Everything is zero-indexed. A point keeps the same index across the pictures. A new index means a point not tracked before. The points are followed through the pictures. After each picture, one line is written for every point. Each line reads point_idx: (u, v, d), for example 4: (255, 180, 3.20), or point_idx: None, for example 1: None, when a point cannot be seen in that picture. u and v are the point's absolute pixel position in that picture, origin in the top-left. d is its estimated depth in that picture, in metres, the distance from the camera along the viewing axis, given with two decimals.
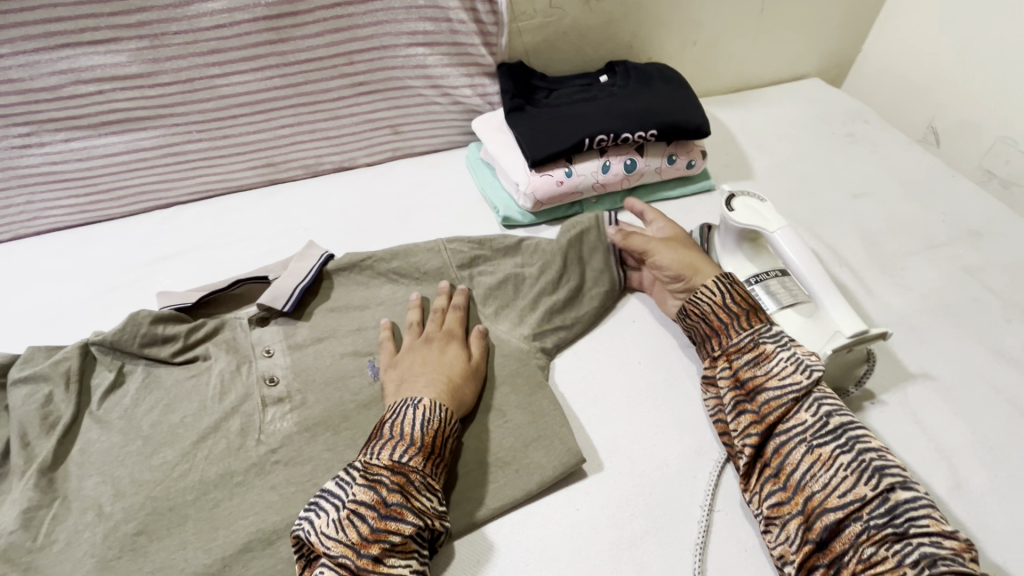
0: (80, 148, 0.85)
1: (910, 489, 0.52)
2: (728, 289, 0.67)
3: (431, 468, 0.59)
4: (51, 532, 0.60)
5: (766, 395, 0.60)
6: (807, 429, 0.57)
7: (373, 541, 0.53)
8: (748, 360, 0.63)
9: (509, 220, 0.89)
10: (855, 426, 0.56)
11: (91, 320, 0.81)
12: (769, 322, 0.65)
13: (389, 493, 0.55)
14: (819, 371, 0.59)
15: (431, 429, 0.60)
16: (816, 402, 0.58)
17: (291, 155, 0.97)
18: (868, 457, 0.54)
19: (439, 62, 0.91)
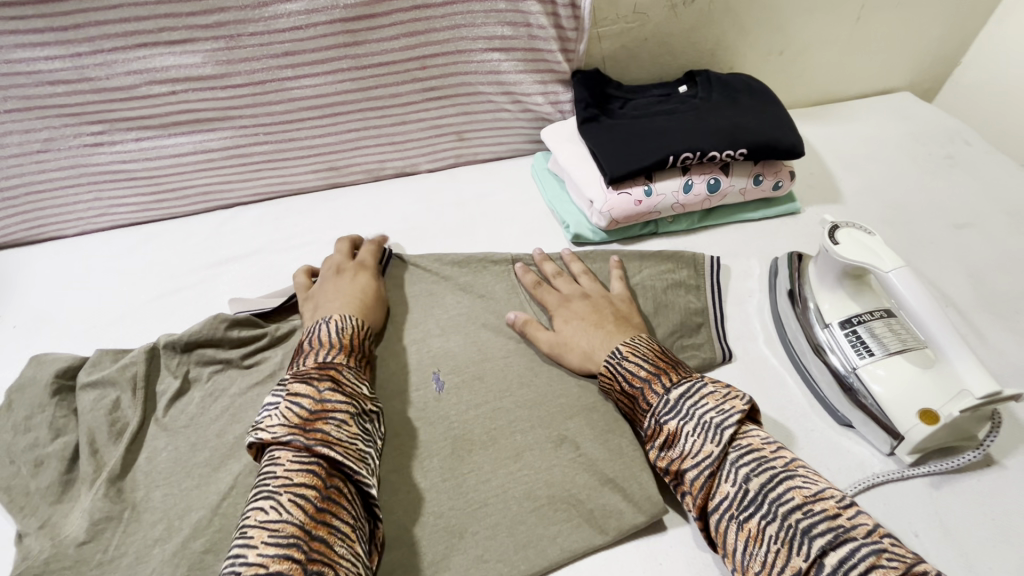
0: (150, 148, 0.85)
1: (845, 544, 0.45)
2: (619, 370, 0.63)
3: (355, 363, 0.62)
4: (119, 546, 0.59)
5: (688, 476, 0.55)
6: (733, 502, 0.52)
7: (316, 418, 0.52)
8: (660, 447, 0.58)
9: (579, 237, 0.85)
10: (773, 486, 0.50)
11: (154, 322, 0.81)
12: (665, 394, 0.59)
13: (320, 382, 0.55)
14: (725, 429, 0.54)
15: (347, 335, 0.63)
16: (733, 467, 0.53)
17: (354, 160, 0.95)
18: (794, 520, 0.48)
19: (514, 68, 0.87)
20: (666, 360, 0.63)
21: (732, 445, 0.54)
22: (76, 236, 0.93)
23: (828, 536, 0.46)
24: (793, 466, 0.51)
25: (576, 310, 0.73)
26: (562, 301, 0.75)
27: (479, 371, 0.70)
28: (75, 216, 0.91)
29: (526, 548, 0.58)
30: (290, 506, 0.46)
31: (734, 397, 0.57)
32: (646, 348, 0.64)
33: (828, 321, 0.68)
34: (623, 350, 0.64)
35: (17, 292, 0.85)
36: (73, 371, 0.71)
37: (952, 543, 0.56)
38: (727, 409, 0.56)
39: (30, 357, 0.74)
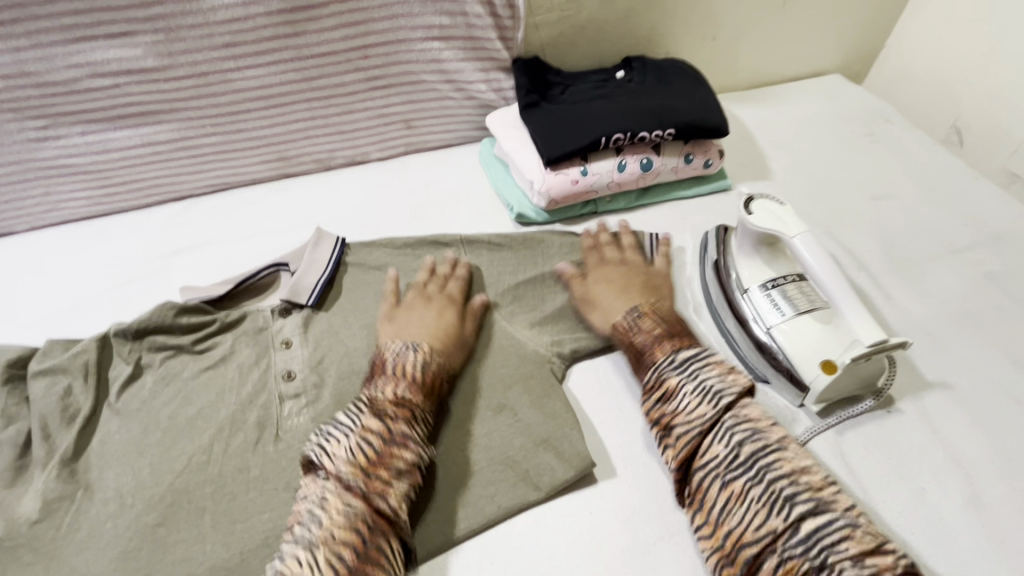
0: (95, 142, 0.86)
1: (824, 513, 0.51)
2: (635, 322, 0.71)
3: (428, 405, 0.64)
4: (73, 523, 0.61)
5: (677, 430, 0.60)
6: (722, 463, 0.57)
7: (379, 463, 0.56)
8: (657, 400, 0.63)
9: (523, 218, 0.89)
10: (764, 456, 0.55)
11: (105, 313, 0.82)
12: (671, 354, 0.66)
13: (394, 424, 0.59)
14: (726, 398, 0.59)
15: (431, 370, 0.66)
16: (728, 432, 0.58)
17: (304, 149, 0.97)
18: (778, 487, 0.53)
19: (455, 56, 0.90)
20: (680, 328, 0.70)
21: (728, 413, 0.59)
22: (26, 233, 0.93)
23: (807, 505, 0.51)
24: (783, 439, 0.58)
25: (612, 275, 0.78)
26: (598, 266, 0.80)
27: None
28: (23, 212, 0.91)
29: (465, 506, 0.61)
30: (331, 558, 0.50)
31: (739, 372, 0.63)
32: (665, 310, 0.72)
33: (746, 286, 0.73)
34: (642, 308, 0.72)
35: None
36: (24, 361, 0.72)
37: (854, 481, 0.61)
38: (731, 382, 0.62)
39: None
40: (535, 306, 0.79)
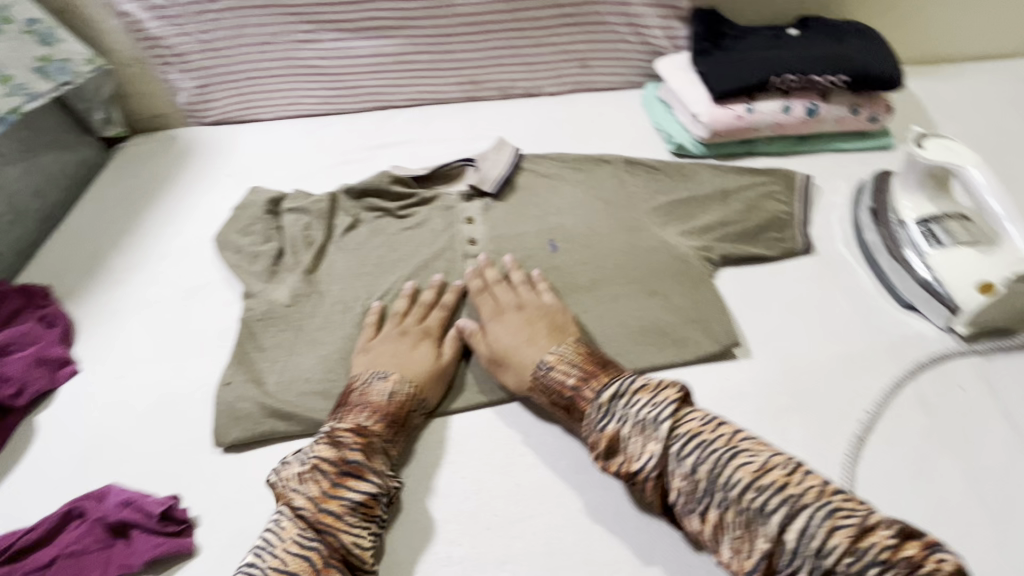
0: (340, 49, 1.07)
1: (800, 515, 0.50)
2: (550, 382, 0.67)
3: (388, 429, 0.66)
4: (311, 312, 0.80)
5: (672, 474, 0.57)
6: (735, 506, 0.53)
7: (338, 488, 0.59)
8: (604, 455, 0.61)
9: (680, 148, 0.98)
10: (784, 476, 0.53)
11: (329, 181, 1.03)
12: (597, 397, 0.63)
13: (350, 452, 0.62)
14: (664, 422, 0.58)
15: (398, 399, 0.68)
16: (745, 474, 0.55)
17: (492, 76, 1.13)
18: (830, 523, 0.50)
19: (641, 1, 1.01)
20: (594, 362, 0.67)
21: (736, 441, 0.57)
22: (271, 120, 1.18)
23: (782, 512, 0.51)
24: (733, 444, 0.56)
25: (508, 325, 0.74)
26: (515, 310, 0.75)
27: (587, 240, 0.86)
28: (274, 103, 1.16)
29: (615, 356, 0.73)
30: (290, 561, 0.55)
31: (667, 388, 0.62)
32: (572, 353, 0.68)
33: (903, 219, 0.76)
34: (550, 358, 0.68)
35: (233, 153, 1.12)
36: (279, 201, 0.94)
37: (995, 398, 0.66)
38: (702, 415, 0.59)
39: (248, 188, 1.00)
40: (686, 221, 0.88)
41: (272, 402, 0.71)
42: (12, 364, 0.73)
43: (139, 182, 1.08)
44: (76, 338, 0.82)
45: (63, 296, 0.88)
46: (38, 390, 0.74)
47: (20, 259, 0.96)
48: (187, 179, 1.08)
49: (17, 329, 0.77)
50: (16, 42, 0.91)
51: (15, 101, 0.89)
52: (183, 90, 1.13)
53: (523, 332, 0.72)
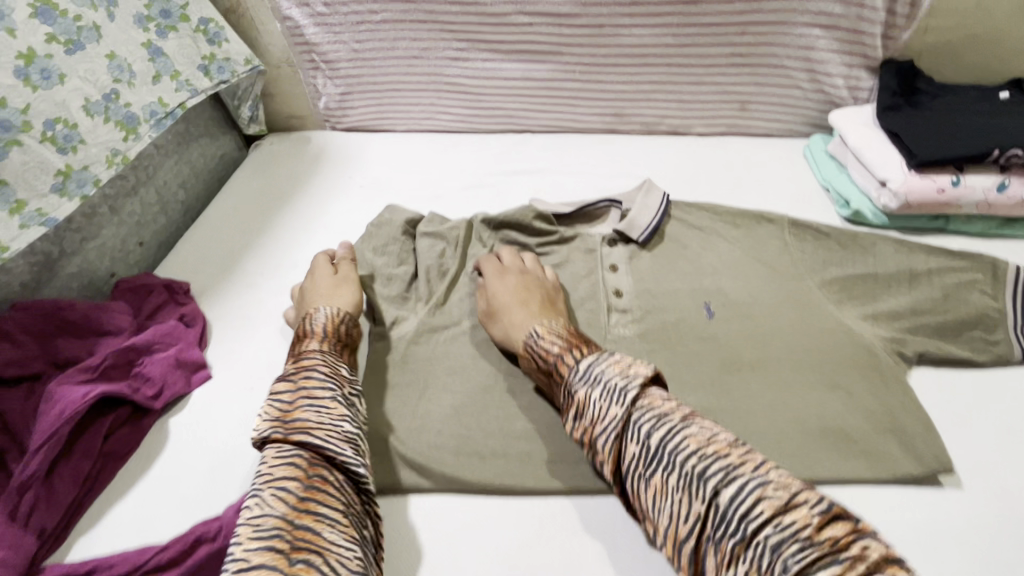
0: (489, 69, 1.03)
1: (733, 479, 0.48)
2: (535, 346, 0.68)
3: (332, 346, 0.71)
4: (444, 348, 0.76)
5: (620, 440, 0.56)
6: (638, 460, 0.54)
7: (292, 410, 0.61)
8: (574, 416, 0.61)
9: (857, 216, 0.88)
10: (692, 432, 0.52)
11: (463, 205, 0.99)
12: (573, 364, 0.63)
13: (296, 393, 0.63)
14: (631, 391, 0.56)
15: (324, 322, 0.73)
16: (635, 423, 0.55)
17: (639, 110, 1.06)
18: (691, 467, 0.50)
19: (829, 47, 0.91)
20: (580, 339, 0.67)
21: (691, 416, 0.55)
22: (403, 132, 1.16)
23: (719, 476, 0.48)
24: (689, 418, 0.54)
25: (507, 284, 0.77)
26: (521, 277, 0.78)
27: (749, 309, 0.77)
28: (409, 116, 1.14)
29: (792, 459, 0.63)
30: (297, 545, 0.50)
31: (640, 363, 0.60)
32: (561, 329, 0.69)
33: None
34: (539, 329, 0.69)
35: (364, 163, 1.10)
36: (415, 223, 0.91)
37: None
38: (634, 375, 0.58)
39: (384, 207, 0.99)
40: (867, 303, 0.77)
41: (410, 453, 0.67)
42: (154, 364, 0.73)
43: (273, 182, 1.08)
44: (209, 340, 0.82)
45: (199, 293, 0.88)
46: (175, 394, 0.73)
47: (161, 247, 0.97)
48: (318, 184, 1.06)
49: (161, 327, 0.77)
50: (185, 41, 0.92)
51: (180, 96, 0.91)
52: (325, 95, 1.13)
53: (522, 299, 0.75)
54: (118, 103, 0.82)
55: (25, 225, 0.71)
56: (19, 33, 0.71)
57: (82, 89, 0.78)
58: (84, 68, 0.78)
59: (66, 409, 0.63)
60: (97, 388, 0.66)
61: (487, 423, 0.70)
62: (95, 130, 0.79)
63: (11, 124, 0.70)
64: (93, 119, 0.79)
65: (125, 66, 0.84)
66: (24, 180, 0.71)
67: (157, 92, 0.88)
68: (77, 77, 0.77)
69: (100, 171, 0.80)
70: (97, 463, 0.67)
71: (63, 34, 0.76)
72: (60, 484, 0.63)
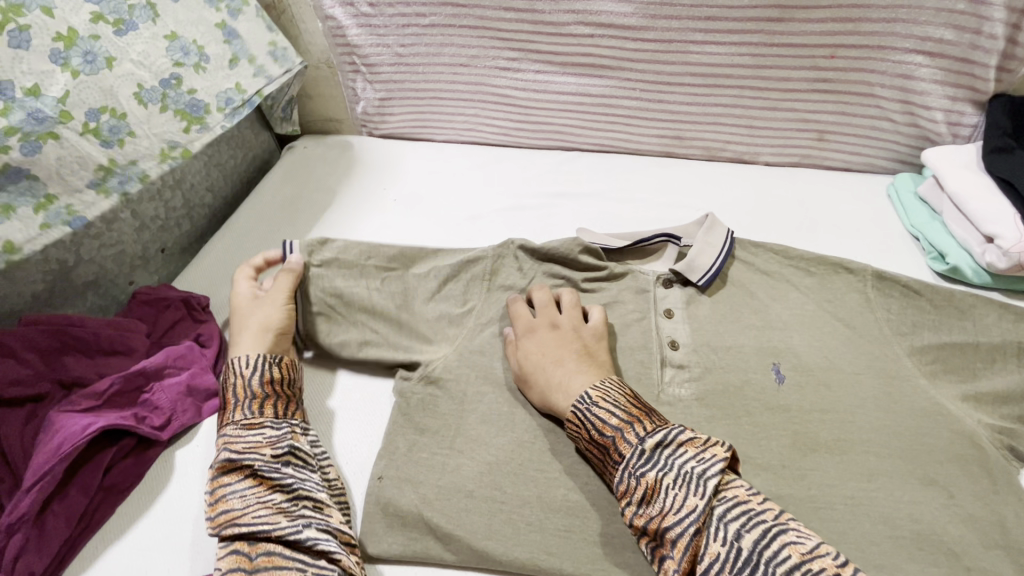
0: (541, 81, 0.95)
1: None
2: (586, 419, 0.58)
3: (271, 406, 0.64)
4: (476, 394, 0.68)
5: (697, 540, 0.49)
6: (722, 565, 0.47)
7: (216, 502, 0.56)
8: (637, 504, 0.52)
9: (955, 273, 0.77)
10: (780, 532, 0.48)
11: (503, 228, 0.92)
12: (639, 443, 0.54)
13: (227, 456, 0.58)
14: (712, 480, 0.50)
15: (262, 382, 0.64)
16: (718, 523, 0.49)
17: (702, 134, 0.96)
18: None
19: (931, 77, 0.80)
20: (642, 407, 0.58)
21: (772, 514, 0.49)
22: (443, 142, 1.09)
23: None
24: (783, 520, 0.49)
25: (543, 339, 0.67)
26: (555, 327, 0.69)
27: (825, 376, 0.67)
28: (450, 126, 1.06)
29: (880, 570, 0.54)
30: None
31: (715, 445, 0.54)
32: (619, 394, 0.59)
33: None
34: (590, 394, 0.59)
35: (400, 174, 1.03)
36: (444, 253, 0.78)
37: None
38: (709, 458, 0.52)
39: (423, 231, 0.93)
40: (966, 379, 0.67)
41: (436, 520, 0.60)
42: (164, 392, 0.67)
43: (303, 189, 1.01)
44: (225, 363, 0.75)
45: (219, 308, 0.83)
46: (183, 425, 0.67)
47: (183, 253, 0.93)
48: (350, 194, 1.00)
49: (174, 349, 0.71)
50: (255, 24, 0.89)
51: (256, 82, 0.91)
52: (364, 99, 1.07)
53: (558, 355, 0.66)
54: (179, 90, 0.81)
55: (50, 224, 0.71)
56: (58, 12, 0.68)
57: (134, 73, 0.76)
58: (137, 50, 0.77)
59: (64, 443, 0.58)
60: (100, 421, 0.61)
61: (523, 487, 0.61)
62: (150, 120, 0.79)
63: (48, 115, 0.68)
64: (147, 107, 0.78)
65: (188, 47, 0.82)
66: (59, 175, 0.71)
67: (232, 78, 0.88)
68: (128, 60, 0.76)
69: (150, 164, 0.81)
70: (95, 497, 0.62)
71: (112, 14, 0.74)
72: (52, 524, 0.58)
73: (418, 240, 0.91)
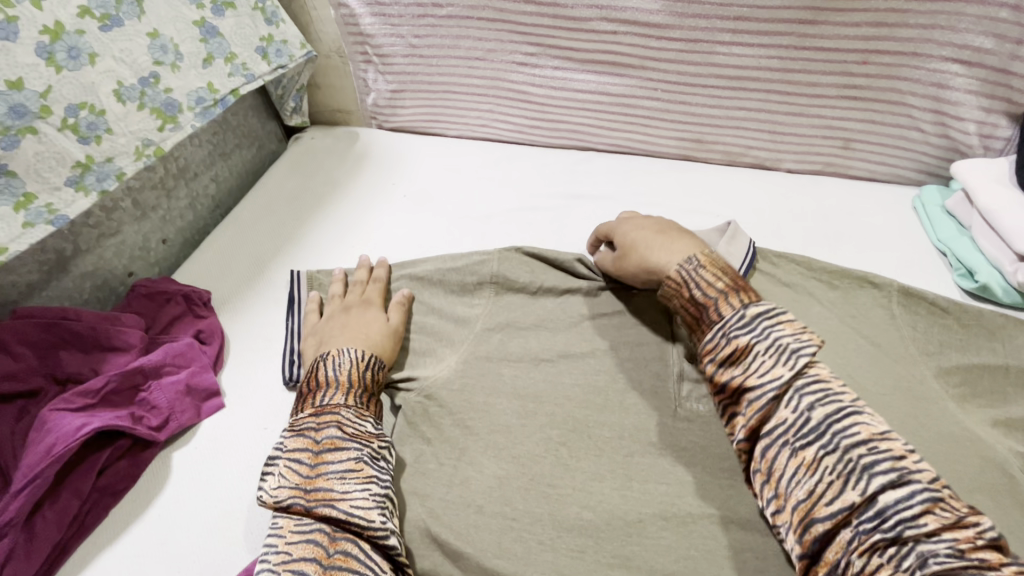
0: (560, 78, 0.92)
1: (905, 485, 0.42)
2: (692, 278, 0.60)
3: (359, 400, 0.63)
4: (486, 402, 0.66)
5: (770, 403, 0.50)
6: (790, 429, 0.49)
7: (316, 475, 0.55)
8: (721, 362, 0.54)
9: (983, 291, 0.75)
10: (853, 413, 0.47)
11: (514, 229, 0.89)
12: (741, 309, 0.56)
13: (323, 430, 0.58)
14: (807, 353, 0.50)
15: (346, 372, 0.64)
16: (796, 395, 0.50)
17: (723, 138, 0.93)
18: (855, 455, 0.45)
19: (966, 87, 0.77)
20: (742, 280, 0.60)
21: (854, 396, 0.49)
22: (453, 138, 1.06)
23: (889, 475, 0.43)
24: (862, 404, 0.48)
25: (650, 215, 0.73)
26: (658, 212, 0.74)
27: None
28: (462, 121, 1.03)
29: None
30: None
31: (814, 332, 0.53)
32: (724, 267, 0.61)
33: None
34: (700, 259, 0.62)
35: (410, 169, 1.00)
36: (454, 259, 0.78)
37: None
38: (809, 341, 0.52)
39: (432, 229, 0.90)
40: (995, 404, 0.65)
41: (445, 536, 0.57)
42: (162, 390, 0.65)
43: (311, 181, 0.98)
44: (225, 362, 0.73)
45: (219, 304, 0.80)
46: (181, 426, 0.65)
47: (186, 244, 0.90)
48: (359, 188, 0.97)
49: (173, 346, 0.68)
50: (243, 20, 0.82)
51: (233, 82, 0.83)
52: (375, 91, 1.03)
53: (664, 227, 0.70)
54: (157, 88, 0.74)
55: (29, 223, 0.64)
56: (46, 5, 0.63)
57: (114, 71, 0.70)
58: (120, 47, 0.70)
59: (56, 444, 0.56)
60: (94, 421, 0.58)
61: (534, 502, 0.59)
62: (127, 118, 0.72)
63: (29, 110, 0.62)
64: (126, 105, 0.71)
65: (169, 46, 0.75)
66: (38, 171, 0.64)
67: (206, 77, 0.80)
68: (110, 57, 0.69)
69: (126, 163, 0.72)
70: (88, 500, 0.59)
71: (99, 8, 0.68)
72: (42, 527, 0.55)
73: (428, 239, 0.89)
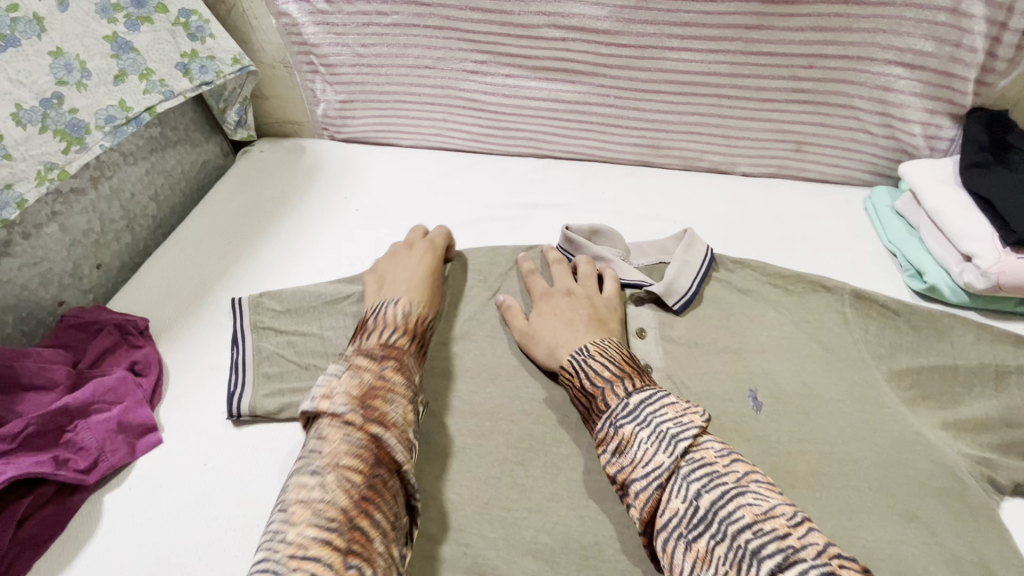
0: (512, 86, 0.90)
1: (795, 566, 0.40)
2: (581, 368, 0.60)
3: (415, 349, 0.62)
4: (439, 425, 0.64)
5: (653, 489, 0.50)
6: (682, 520, 0.47)
7: (375, 395, 0.51)
8: (611, 452, 0.54)
9: (933, 291, 0.76)
10: (739, 493, 0.46)
11: (470, 241, 0.87)
12: (625, 397, 0.55)
13: (383, 360, 0.55)
14: (686, 439, 0.50)
15: (412, 320, 0.63)
16: (683, 483, 0.48)
17: (679, 143, 0.92)
18: (743, 540, 0.43)
19: (910, 89, 0.78)
20: (633, 366, 0.60)
21: (739, 475, 0.48)
22: (409, 147, 1.03)
23: (778, 558, 0.41)
24: (744, 483, 0.47)
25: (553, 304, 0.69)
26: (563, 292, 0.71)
27: (804, 405, 0.64)
28: (417, 130, 1.01)
29: None
30: None
31: (697, 410, 0.53)
32: (615, 351, 0.61)
33: None
34: (590, 348, 0.61)
35: (363, 182, 0.97)
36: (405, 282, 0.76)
37: None
38: (688, 422, 0.52)
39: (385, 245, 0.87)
40: (945, 405, 0.65)
41: None
42: (91, 430, 0.61)
43: (259, 198, 0.95)
44: (165, 394, 0.69)
45: (160, 331, 0.76)
46: (112, 466, 0.61)
47: (124, 268, 0.85)
48: (309, 203, 0.94)
49: (104, 381, 0.64)
50: (161, 35, 0.79)
51: (150, 99, 0.79)
52: (324, 102, 1.00)
53: (567, 313, 0.68)
54: (61, 109, 0.70)
55: None
56: None
57: (12, 93, 0.65)
58: (16, 68, 0.66)
59: None
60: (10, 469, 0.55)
61: (488, 529, 0.57)
62: (28, 142, 0.67)
63: None
64: (25, 128, 0.67)
65: (75, 65, 0.71)
66: None
67: (117, 94, 0.76)
68: (6, 78, 0.65)
69: (28, 189, 0.67)
70: (7, 553, 0.55)
71: None
72: None
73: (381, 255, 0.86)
